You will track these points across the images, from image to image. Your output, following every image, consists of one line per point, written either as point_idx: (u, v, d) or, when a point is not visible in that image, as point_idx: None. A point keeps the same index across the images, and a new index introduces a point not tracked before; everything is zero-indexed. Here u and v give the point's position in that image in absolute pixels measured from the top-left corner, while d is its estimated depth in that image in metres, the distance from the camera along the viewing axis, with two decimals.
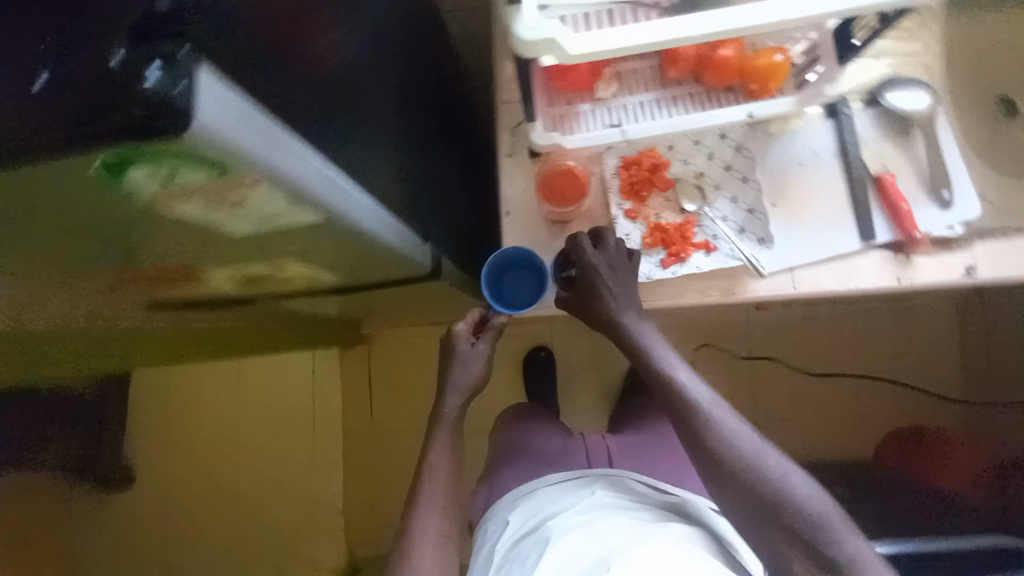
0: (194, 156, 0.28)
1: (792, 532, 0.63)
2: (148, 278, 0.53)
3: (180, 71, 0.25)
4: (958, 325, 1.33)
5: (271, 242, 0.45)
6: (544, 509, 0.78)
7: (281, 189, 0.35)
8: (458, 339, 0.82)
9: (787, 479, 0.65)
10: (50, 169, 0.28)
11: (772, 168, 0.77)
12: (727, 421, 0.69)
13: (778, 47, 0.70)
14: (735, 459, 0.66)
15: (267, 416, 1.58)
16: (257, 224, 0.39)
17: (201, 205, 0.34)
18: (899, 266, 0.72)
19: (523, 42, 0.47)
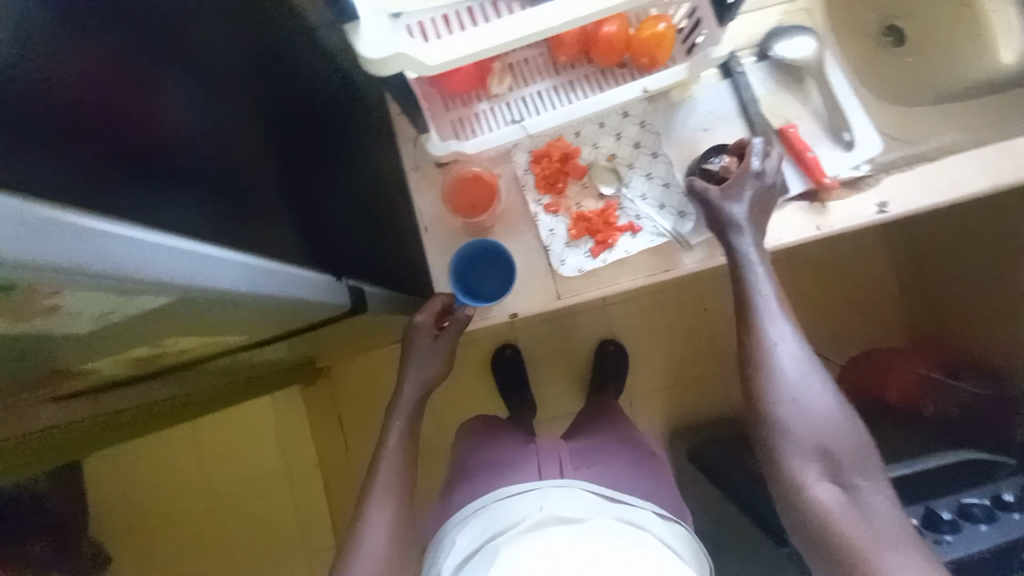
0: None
1: (815, 444, 0.62)
2: (24, 381, 0.48)
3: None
4: (890, 249, 1.38)
5: (137, 329, 0.41)
6: (494, 523, 0.80)
7: (102, 290, 0.31)
8: (420, 333, 0.76)
9: (826, 408, 0.63)
10: None
11: (680, 138, 0.76)
12: (789, 330, 0.66)
13: (659, 16, 0.68)
14: (778, 360, 0.64)
15: (238, 470, 1.52)
16: (99, 321, 0.35)
17: (9, 321, 0.30)
18: (816, 215, 0.73)
19: (371, 63, 0.43)
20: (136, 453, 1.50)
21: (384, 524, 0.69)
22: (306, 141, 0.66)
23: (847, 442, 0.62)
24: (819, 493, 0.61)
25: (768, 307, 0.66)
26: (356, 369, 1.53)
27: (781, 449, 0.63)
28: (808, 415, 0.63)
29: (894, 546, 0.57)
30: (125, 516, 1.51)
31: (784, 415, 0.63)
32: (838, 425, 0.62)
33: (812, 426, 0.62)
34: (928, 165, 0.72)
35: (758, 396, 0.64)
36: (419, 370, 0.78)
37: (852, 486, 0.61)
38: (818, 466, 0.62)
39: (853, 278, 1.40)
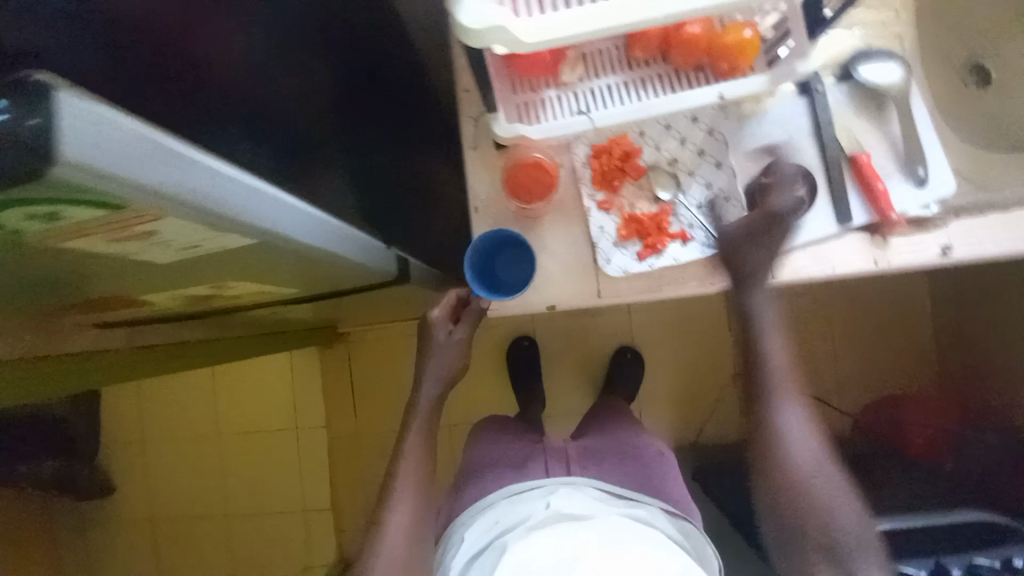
0: (71, 198, 0.24)
1: (821, 531, 0.71)
2: (87, 301, 0.50)
3: (35, 94, 0.21)
4: (929, 294, 1.35)
5: (203, 266, 0.41)
6: (501, 521, 0.81)
7: (196, 221, 0.31)
8: (435, 326, 0.78)
9: (831, 492, 0.72)
10: None
11: (746, 151, 0.74)
12: (801, 420, 0.74)
13: (747, 23, 0.67)
14: (790, 449, 0.73)
15: (248, 421, 1.55)
16: (180, 253, 0.35)
17: (103, 241, 0.30)
18: (876, 248, 0.71)
19: (467, 32, 0.42)
20: (152, 389, 1.54)
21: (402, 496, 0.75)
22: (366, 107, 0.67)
23: (852, 525, 0.72)
24: (816, 564, 0.72)
25: (785, 400, 0.74)
26: (373, 339, 1.54)
27: (788, 520, 0.72)
28: (818, 500, 0.71)
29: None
30: (135, 447, 1.56)
31: (800, 499, 0.71)
32: (842, 510, 0.72)
33: (823, 512, 0.71)
34: (1004, 216, 0.69)
35: (769, 482, 0.74)
36: (439, 362, 0.79)
37: (850, 561, 0.71)
38: (820, 547, 0.71)
39: (886, 318, 1.37)
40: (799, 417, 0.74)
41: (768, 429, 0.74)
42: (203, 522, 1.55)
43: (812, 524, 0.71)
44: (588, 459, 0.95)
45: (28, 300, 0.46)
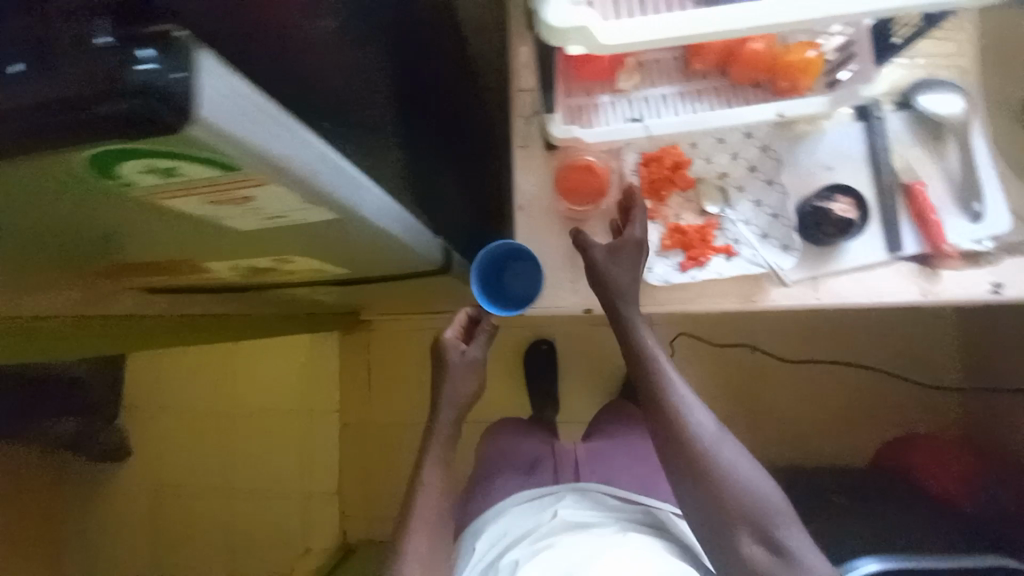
0: (196, 153, 0.24)
1: (744, 516, 0.65)
2: (148, 262, 0.51)
3: (183, 46, 0.22)
4: (959, 333, 1.32)
5: (273, 236, 0.42)
6: (510, 533, 0.82)
7: (290, 191, 0.32)
8: (448, 349, 0.78)
9: (746, 472, 0.66)
10: (29, 164, 0.25)
11: (798, 172, 0.74)
12: (696, 409, 0.70)
13: (811, 43, 0.66)
14: (697, 439, 0.67)
15: (262, 400, 1.56)
16: (261, 221, 0.36)
17: (203, 202, 0.30)
18: (925, 280, 0.70)
19: (551, 31, 0.43)
20: (174, 360, 1.57)
21: (421, 515, 0.73)
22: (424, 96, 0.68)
23: (775, 498, 0.66)
24: (750, 551, 0.64)
25: (677, 395, 0.70)
26: (394, 330, 1.55)
27: (708, 516, 0.66)
28: (734, 481, 0.65)
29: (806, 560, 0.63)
30: (151, 414, 1.58)
31: (716, 483, 0.65)
32: (758, 487, 0.66)
33: (733, 494, 0.65)
34: None
35: (683, 479, 0.67)
36: (456, 386, 0.78)
37: (779, 540, 0.64)
38: (750, 533, 0.64)
39: (914, 355, 1.34)
40: (693, 403, 0.70)
41: (668, 424, 0.69)
42: (209, 497, 1.57)
43: (735, 513, 0.65)
44: (595, 463, 0.95)
45: (94, 255, 0.47)
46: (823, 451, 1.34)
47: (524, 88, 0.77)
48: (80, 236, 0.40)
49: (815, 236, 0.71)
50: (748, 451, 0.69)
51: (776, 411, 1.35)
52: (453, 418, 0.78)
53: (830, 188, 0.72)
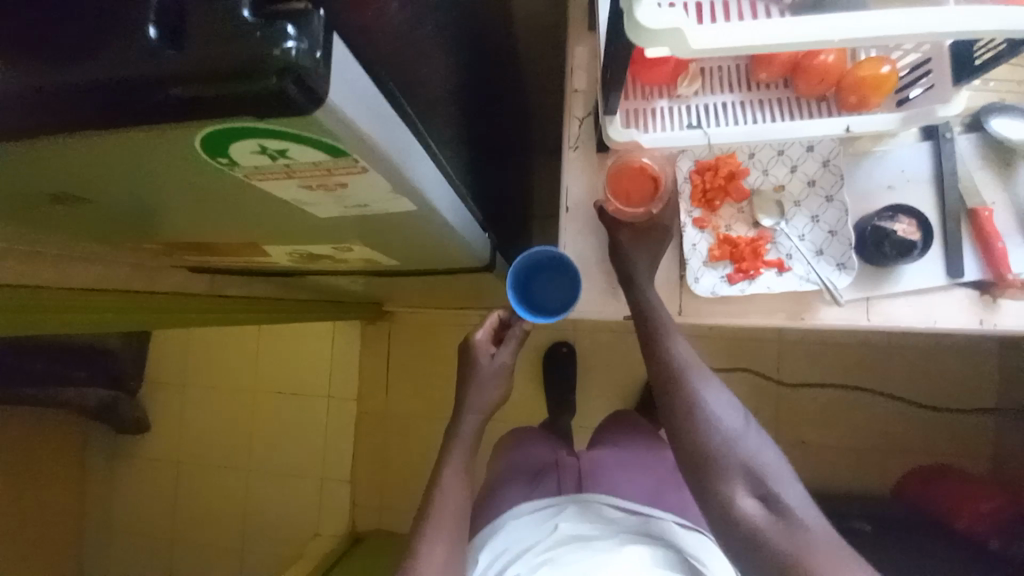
0: (308, 133, 0.25)
1: (742, 469, 0.61)
2: (214, 242, 0.52)
3: (317, 22, 0.22)
4: (997, 369, 1.27)
5: (345, 224, 0.42)
6: (510, 548, 0.80)
7: (381, 178, 0.32)
8: (478, 351, 0.78)
9: (746, 432, 0.63)
10: (148, 135, 0.25)
11: (859, 189, 0.72)
12: (698, 367, 0.67)
13: (885, 59, 0.64)
14: (698, 396, 0.64)
15: (280, 383, 1.57)
16: (343, 207, 0.36)
17: (295, 185, 0.31)
18: (983, 308, 0.67)
19: (641, 31, 0.42)
20: (199, 338, 1.59)
21: (440, 515, 0.70)
22: (479, 91, 0.67)
23: (775, 461, 0.62)
24: (749, 511, 0.59)
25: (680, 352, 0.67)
26: (416, 324, 1.54)
27: (706, 472, 0.62)
28: (735, 439, 0.62)
29: (809, 529, 0.58)
30: (174, 390, 1.60)
31: (717, 439, 0.62)
32: (757, 446, 0.62)
33: (732, 447, 0.62)
34: None
35: (681, 433, 0.64)
36: (484, 391, 0.77)
37: (778, 501, 0.59)
38: (748, 486, 0.60)
39: (948, 388, 1.29)
40: (698, 364, 0.67)
41: (668, 380, 0.66)
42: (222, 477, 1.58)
43: (734, 467, 0.61)
44: (600, 474, 0.88)
45: (164, 231, 0.48)
46: (843, 477, 1.30)
47: (579, 88, 0.76)
48: (158, 212, 0.41)
49: (874, 256, 0.68)
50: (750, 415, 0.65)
51: (797, 433, 1.32)
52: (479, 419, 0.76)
53: (889, 210, 0.70)
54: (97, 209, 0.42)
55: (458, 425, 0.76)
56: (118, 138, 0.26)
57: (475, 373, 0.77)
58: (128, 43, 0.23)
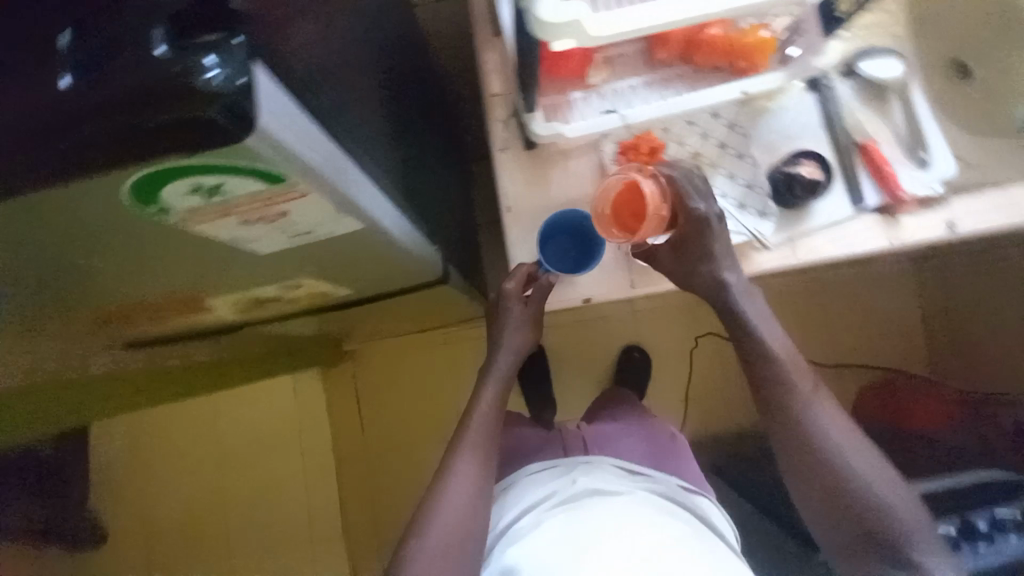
0: (239, 161, 0.27)
1: (856, 503, 0.67)
2: (153, 303, 0.50)
3: (235, 53, 0.24)
4: (919, 284, 1.40)
5: (295, 256, 0.44)
6: (521, 501, 0.73)
7: (326, 200, 0.35)
8: (507, 300, 0.77)
9: (862, 459, 0.69)
10: (88, 186, 0.28)
11: (764, 143, 0.78)
12: (810, 383, 0.72)
13: (762, 24, 0.70)
14: (811, 419, 0.71)
15: (246, 450, 1.47)
16: (291, 236, 0.39)
17: (234, 223, 0.35)
18: (889, 228, 0.75)
19: (544, 26, 0.44)
20: (146, 420, 1.47)
21: (468, 444, 0.72)
22: (400, 107, 0.68)
23: (888, 493, 0.67)
24: (861, 537, 0.67)
25: (786, 368, 0.73)
26: (380, 357, 1.47)
27: (820, 499, 0.69)
28: (849, 467, 0.68)
29: (931, 564, 0.65)
30: (130, 483, 1.46)
31: (832, 465, 0.68)
32: (876, 476, 0.68)
33: (848, 480, 0.67)
34: (995, 193, 0.73)
35: (793, 452, 0.71)
36: (513, 335, 0.78)
37: (895, 533, 0.66)
38: (858, 520, 0.67)
39: (882, 310, 1.41)
40: (809, 384, 0.72)
41: (782, 402, 0.72)
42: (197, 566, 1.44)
43: (846, 499, 0.67)
44: (603, 440, 0.87)
45: (102, 299, 0.47)
46: None
47: (496, 92, 0.78)
48: (98, 276, 0.41)
49: (787, 200, 0.75)
50: (867, 439, 0.71)
51: None
52: (514, 361, 0.78)
53: (793, 157, 0.77)
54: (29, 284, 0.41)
55: (493, 363, 0.78)
56: (61, 193, 0.28)
57: (504, 317, 0.79)
58: (70, 101, 0.26)
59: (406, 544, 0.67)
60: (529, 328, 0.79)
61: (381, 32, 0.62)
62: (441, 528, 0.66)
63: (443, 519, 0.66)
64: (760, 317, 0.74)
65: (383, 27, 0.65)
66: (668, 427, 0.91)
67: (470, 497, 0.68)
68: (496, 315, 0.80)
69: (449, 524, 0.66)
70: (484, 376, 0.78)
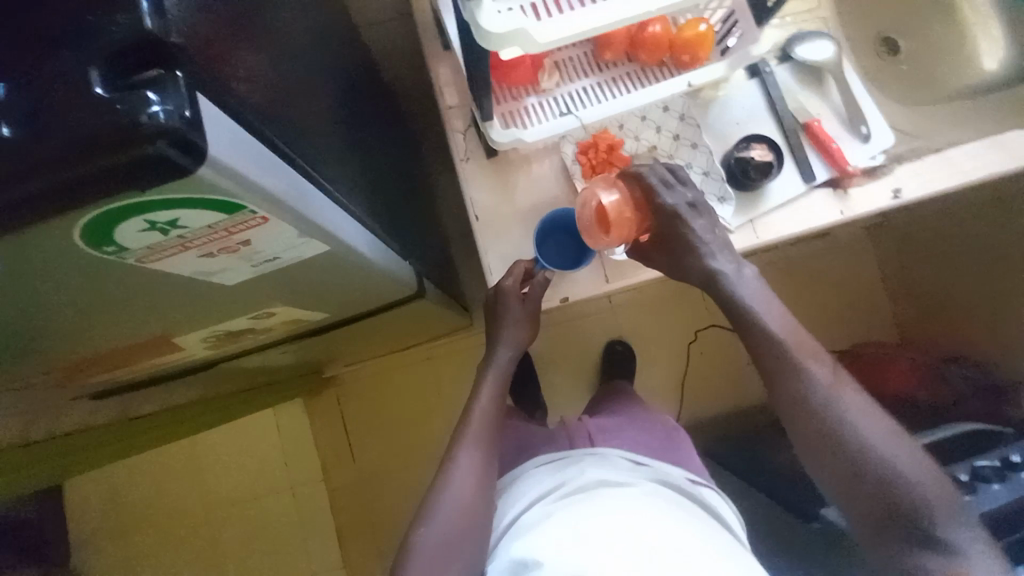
0: (195, 193, 0.27)
1: (880, 483, 0.59)
2: (118, 349, 0.48)
3: (178, 87, 0.25)
4: (875, 251, 1.47)
5: (267, 284, 0.43)
6: (527, 495, 0.69)
7: (290, 223, 0.35)
8: (507, 297, 0.76)
9: (893, 445, 0.60)
10: (40, 233, 0.27)
11: (715, 131, 0.81)
12: (823, 362, 0.64)
13: (699, 18, 0.73)
14: (825, 398, 0.62)
15: (233, 492, 1.42)
16: (258, 264, 0.38)
17: (194, 257, 0.34)
18: (840, 200, 0.78)
19: (489, 36, 0.45)
20: (124, 473, 1.40)
21: (470, 437, 0.71)
22: (356, 126, 0.68)
23: (916, 471, 0.59)
24: (888, 521, 0.59)
25: (794, 349, 0.65)
26: (364, 379, 1.45)
27: (841, 480, 0.61)
28: (869, 444, 0.60)
29: (969, 546, 0.57)
30: (112, 542, 1.39)
31: (848, 441, 0.60)
32: (909, 462, 0.59)
33: (867, 457, 0.60)
34: (931, 157, 0.78)
35: (813, 443, 0.63)
36: (512, 331, 0.77)
37: (939, 526, 0.57)
38: (884, 503, 0.59)
39: (846, 279, 1.47)
40: (815, 354, 0.65)
41: (787, 376, 0.64)
42: None
43: (870, 479, 0.59)
44: (606, 432, 0.85)
45: (59, 351, 0.45)
46: None
47: (451, 104, 0.79)
48: (54, 326, 0.40)
49: (743, 183, 0.77)
50: (893, 421, 0.62)
51: (742, 358, 1.44)
52: (513, 355, 0.78)
53: (743, 142, 0.80)
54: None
55: (492, 357, 0.78)
56: (12, 243, 0.27)
57: (503, 314, 0.77)
58: (3, 150, 0.25)
59: (412, 534, 0.65)
60: (526, 325, 0.78)
61: (326, 54, 0.62)
62: (444, 519, 0.64)
63: (446, 511, 0.65)
64: (746, 286, 0.68)
65: (330, 50, 0.65)
66: (666, 416, 0.91)
67: (472, 492, 0.67)
68: (494, 310, 0.78)
69: (452, 515, 0.65)
70: (484, 371, 0.78)
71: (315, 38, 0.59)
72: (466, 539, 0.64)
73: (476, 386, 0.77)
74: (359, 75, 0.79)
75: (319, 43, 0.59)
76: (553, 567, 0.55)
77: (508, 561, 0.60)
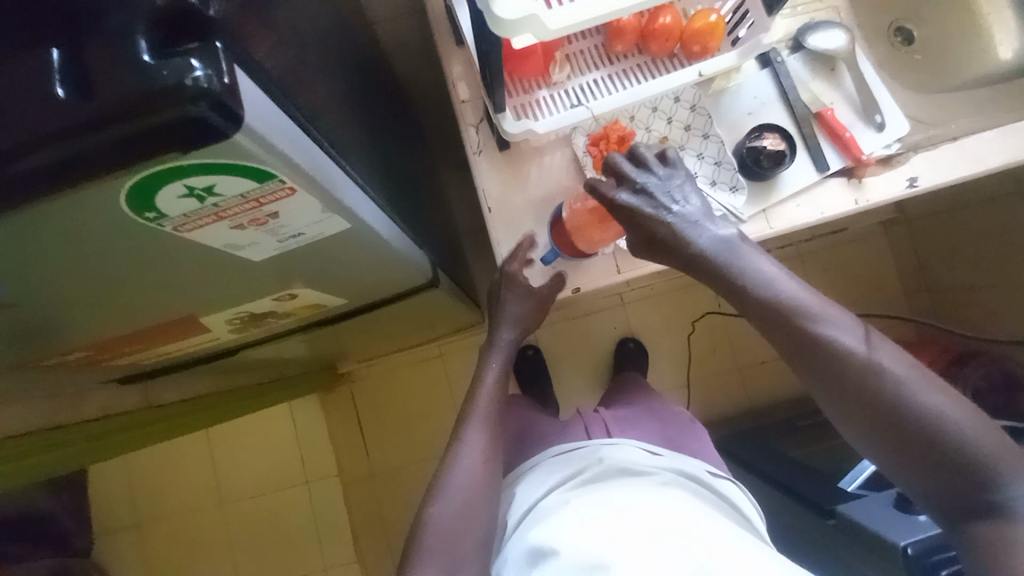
0: (231, 158, 0.30)
1: (923, 442, 0.56)
2: (144, 330, 0.51)
3: (216, 55, 0.27)
4: (892, 246, 1.45)
5: (291, 262, 0.45)
6: (544, 482, 0.70)
7: (313, 195, 0.37)
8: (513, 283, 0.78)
9: (937, 401, 0.57)
10: (86, 197, 0.29)
11: (726, 122, 0.82)
12: (846, 322, 0.61)
13: (710, 9, 0.73)
14: (855, 362, 0.59)
15: (250, 483, 1.44)
16: (283, 239, 0.41)
17: (226, 227, 0.36)
18: (854, 190, 0.78)
19: (503, 23, 0.46)
20: (144, 465, 1.44)
21: (484, 420, 0.72)
22: (370, 117, 0.70)
23: (961, 427, 0.56)
24: (934, 480, 0.57)
25: (815, 314, 0.62)
26: (378, 374, 1.47)
27: (880, 441, 0.59)
28: (906, 404, 0.57)
29: None
30: (132, 532, 1.42)
31: (882, 404, 0.58)
32: (952, 413, 0.56)
33: (906, 417, 0.57)
34: (949, 145, 0.77)
35: (847, 407, 0.60)
36: (514, 314, 0.81)
37: (996, 478, 0.54)
38: (929, 461, 0.56)
39: (862, 273, 1.46)
40: (841, 318, 0.62)
41: (812, 344, 0.61)
42: None
43: (911, 439, 0.57)
44: (619, 423, 0.86)
45: (93, 329, 0.47)
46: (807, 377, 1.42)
47: (464, 98, 0.80)
48: (85, 302, 0.41)
49: (755, 172, 0.77)
50: (935, 375, 0.59)
51: (754, 353, 1.43)
52: (513, 335, 0.82)
53: (754, 132, 0.80)
54: (16, 314, 0.41)
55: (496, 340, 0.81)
56: (60, 207, 0.29)
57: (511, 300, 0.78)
58: (55, 111, 0.27)
59: (427, 512, 0.65)
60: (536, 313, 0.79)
61: (342, 47, 0.64)
62: (459, 498, 0.65)
63: (461, 490, 0.66)
64: (756, 262, 0.65)
65: (346, 45, 0.67)
66: (683, 411, 0.91)
67: (486, 474, 0.68)
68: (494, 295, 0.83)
69: (468, 495, 0.66)
70: (487, 356, 0.80)
71: (331, 30, 0.60)
72: (478, 516, 0.65)
73: (484, 368, 0.78)
74: (372, 71, 0.80)
75: (334, 36, 0.61)
76: (568, 556, 0.55)
77: (526, 548, 0.60)
